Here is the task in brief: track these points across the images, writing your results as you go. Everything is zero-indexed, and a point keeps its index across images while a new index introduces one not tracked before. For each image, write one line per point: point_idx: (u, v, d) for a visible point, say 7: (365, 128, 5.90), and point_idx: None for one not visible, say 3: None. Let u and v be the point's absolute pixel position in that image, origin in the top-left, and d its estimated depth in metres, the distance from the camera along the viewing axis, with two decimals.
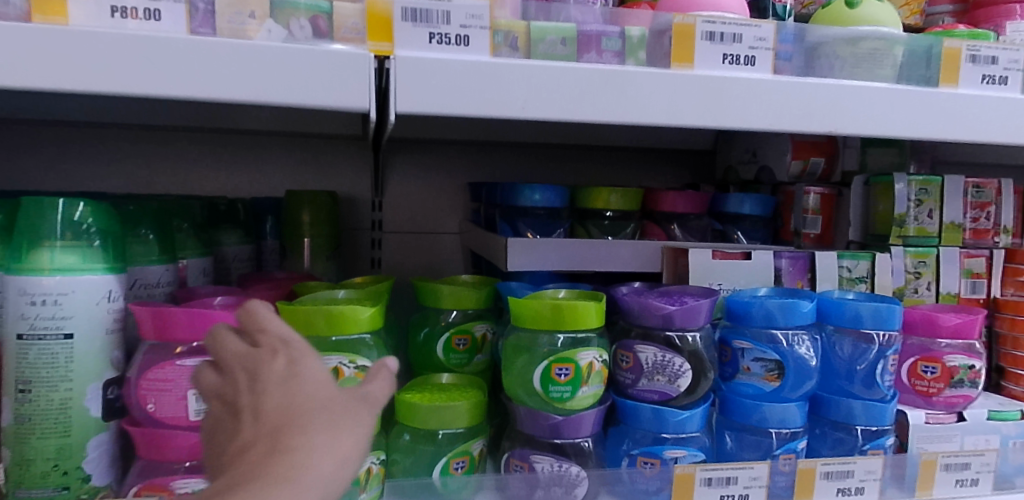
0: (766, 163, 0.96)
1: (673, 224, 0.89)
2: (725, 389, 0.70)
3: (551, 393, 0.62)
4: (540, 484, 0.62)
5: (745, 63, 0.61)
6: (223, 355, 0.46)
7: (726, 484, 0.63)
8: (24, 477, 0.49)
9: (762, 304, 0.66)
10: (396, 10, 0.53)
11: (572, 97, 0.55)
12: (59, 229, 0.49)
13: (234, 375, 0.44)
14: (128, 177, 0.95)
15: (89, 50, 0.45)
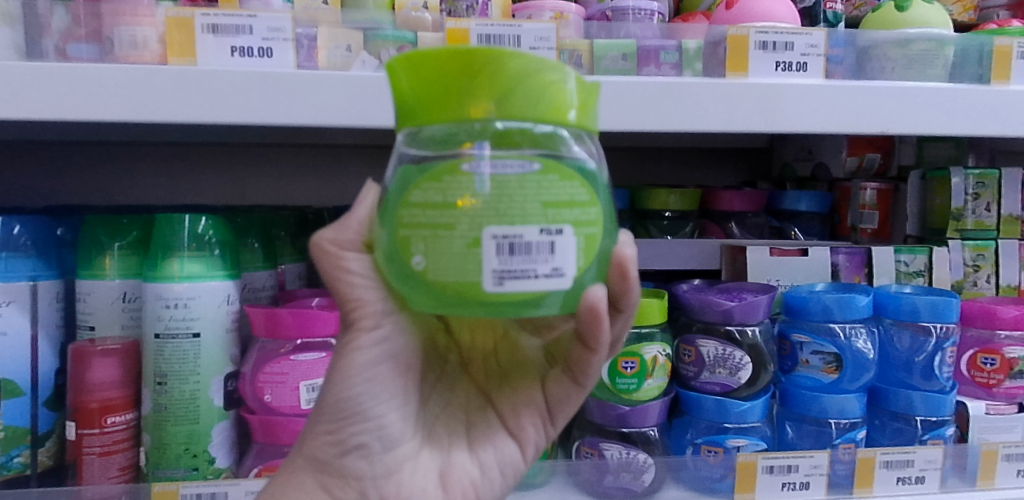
0: (822, 159, 0.98)
1: (730, 222, 0.91)
2: (786, 381, 0.72)
3: (618, 385, 0.66)
4: (609, 470, 0.67)
5: (797, 70, 0.64)
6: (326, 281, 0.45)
7: (787, 472, 0.66)
8: (162, 458, 0.54)
9: (819, 298, 0.69)
10: (473, 37, 0.58)
11: (637, 108, 0.59)
12: (186, 242, 0.55)
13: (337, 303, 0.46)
14: (211, 191, 0.97)
15: (214, 86, 0.51)
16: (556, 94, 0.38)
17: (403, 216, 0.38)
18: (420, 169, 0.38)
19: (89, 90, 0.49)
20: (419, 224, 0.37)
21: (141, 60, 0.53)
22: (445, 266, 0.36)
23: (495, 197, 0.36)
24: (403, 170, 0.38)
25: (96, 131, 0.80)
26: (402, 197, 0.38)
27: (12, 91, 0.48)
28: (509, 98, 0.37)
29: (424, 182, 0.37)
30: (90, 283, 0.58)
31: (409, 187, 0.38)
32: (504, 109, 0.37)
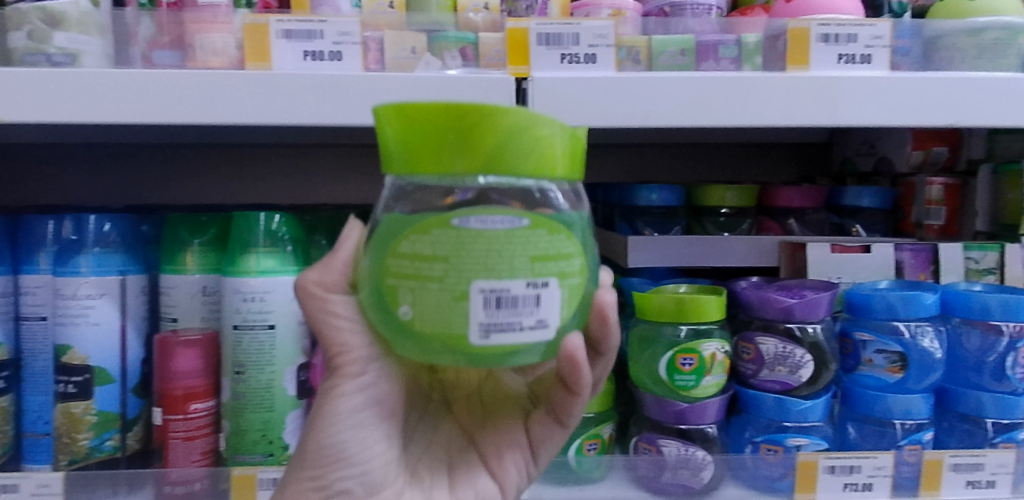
0: (884, 154, 0.95)
1: (790, 219, 0.90)
2: (848, 381, 0.71)
3: (676, 382, 0.66)
4: (667, 466, 0.66)
5: (861, 62, 0.63)
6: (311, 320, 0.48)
7: (849, 472, 0.65)
8: (240, 443, 0.57)
9: (884, 296, 0.67)
10: (532, 35, 0.59)
11: (697, 105, 0.58)
12: (261, 238, 0.58)
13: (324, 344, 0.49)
14: (278, 189, 0.98)
15: (287, 89, 0.53)
16: (545, 150, 0.40)
17: (391, 264, 0.40)
18: (406, 219, 0.40)
19: (172, 95, 0.52)
20: (406, 275, 0.40)
21: (220, 65, 0.56)
22: (432, 315, 0.39)
23: (484, 254, 0.39)
24: (392, 220, 0.41)
25: (171, 135, 0.84)
26: (391, 248, 0.40)
27: (104, 97, 0.51)
28: (499, 155, 0.39)
29: (414, 232, 0.40)
30: (172, 277, 0.61)
31: (398, 239, 0.40)
32: (493, 166, 0.39)
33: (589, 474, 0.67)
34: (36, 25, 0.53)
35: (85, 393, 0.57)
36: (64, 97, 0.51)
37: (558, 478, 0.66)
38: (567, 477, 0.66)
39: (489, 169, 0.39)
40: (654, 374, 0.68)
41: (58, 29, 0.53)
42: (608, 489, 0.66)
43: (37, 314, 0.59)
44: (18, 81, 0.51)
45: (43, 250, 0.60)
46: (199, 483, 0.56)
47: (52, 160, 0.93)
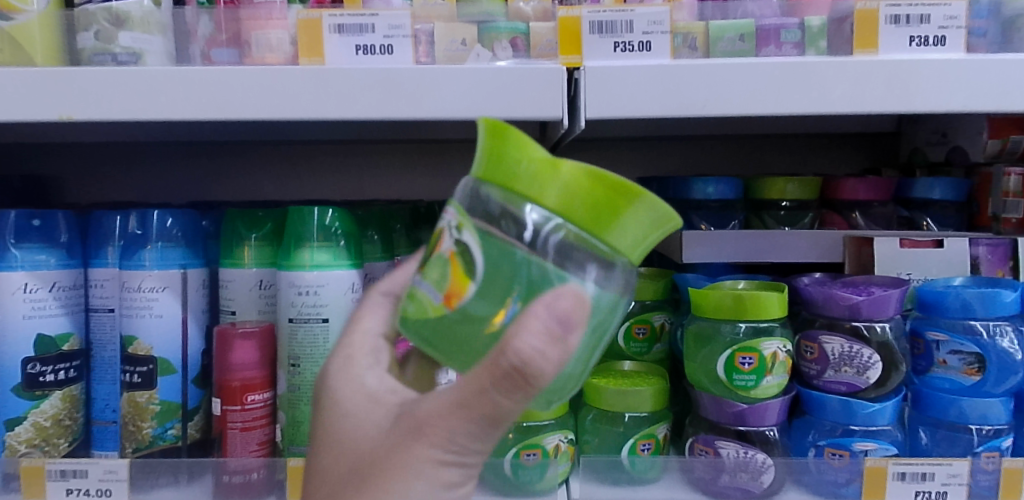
0: (958, 143, 0.89)
1: (855, 212, 0.85)
2: (919, 382, 0.67)
3: (735, 381, 0.64)
4: (725, 468, 0.63)
5: (935, 44, 0.59)
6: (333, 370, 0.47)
7: (921, 480, 0.61)
8: (296, 435, 0.59)
9: (959, 294, 0.63)
10: (585, 24, 0.58)
11: (756, 92, 0.56)
12: (314, 232, 0.59)
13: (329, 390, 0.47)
14: (330, 186, 0.99)
15: (340, 84, 0.54)
16: (638, 229, 0.42)
17: (438, 271, 0.42)
18: (467, 241, 0.41)
19: (229, 91, 0.53)
20: (497, 302, 0.41)
21: (276, 62, 0.57)
22: (461, 340, 0.42)
23: (516, 327, 0.39)
24: (486, 238, 0.41)
25: (230, 133, 0.86)
26: (483, 270, 0.41)
27: (164, 94, 0.53)
28: (596, 218, 0.41)
29: (471, 256, 0.41)
30: (230, 271, 0.63)
31: (455, 254, 0.42)
32: (585, 225, 0.41)
33: (643, 475, 0.65)
34: (103, 26, 0.55)
35: (149, 383, 0.59)
36: (127, 94, 0.52)
37: (610, 478, 0.65)
38: (621, 478, 0.65)
39: (581, 223, 0.41)
40: (713, 373, 0.65)
41: (123, 29, 0.55)
42: (662, 490, 0.65)
43: (105, 306, 0.62)
44: (85, 79, 0.53)
45: (111, 244, 0.62)
46: (256, 473, 0.58)
47: (120, 159, 0.97)
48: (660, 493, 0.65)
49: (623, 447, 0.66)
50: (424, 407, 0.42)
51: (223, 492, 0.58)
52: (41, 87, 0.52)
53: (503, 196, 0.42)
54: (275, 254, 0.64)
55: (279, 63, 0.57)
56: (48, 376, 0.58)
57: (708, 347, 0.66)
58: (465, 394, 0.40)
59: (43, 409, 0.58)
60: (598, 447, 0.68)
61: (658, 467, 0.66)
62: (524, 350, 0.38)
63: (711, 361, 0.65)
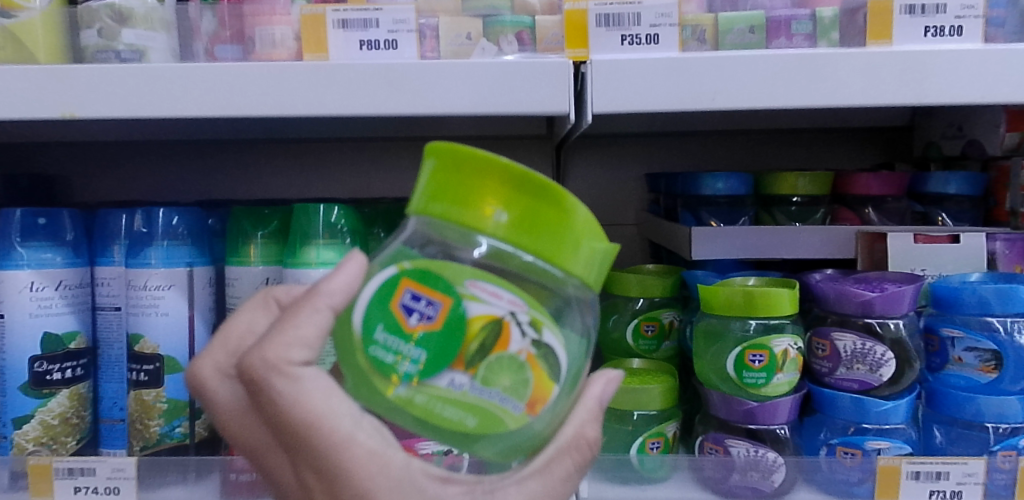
0: (974, 137, 0.87)
1: (868, 207, 0.84)
2: (934, 380, 0.66)
3: (745, 379, 0.63)
4: (736, 467, 0.63)
5: (950, 35, 0.58)
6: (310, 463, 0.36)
7: (936, 479, 0.60)
8: None
9: (976, 290, 0.62)
10: (591, 17, 0.57)
11: (766, 84, 0.55)
12: (320, 230, 0.59)
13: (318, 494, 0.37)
14: (337, 183, 0.99)
15: (345, 79, 0.53)
16: (592, 252, 0.39)
17: (506, 375, 0.38)
18: (552, 343, 0.39)
19: (234, 87, 0.53)
20: (510, 373, 0.38)
21: (280, 58, 0.57)
22: (516, 435, 0.39)
23: (589, 415, 0.43)
24: (484, 306, 0.38)
25: (236, 130, 0.85)
26: (487, 340, 0.38)
27: (167, 89, 0.52)
28: (552, 247, 0.38)
29: (555, 358, 0.39)
30: (236, 269, 0.62)
31: (532, 356, 0.39)
32: (544, 254, 0.38)
33: (652, 474, 0.64)
34: (105, 23, 0.55)
35: (156, 381, 0.59)
36: (129, 91, 0.52)
37: (619, 478, 0.64)
38: (629, 477, 0.64)
39: (544, 252, 0.38)
40: (723, 371, 0.65)
41: (126, 26, 0.55)
42: (672, 489, 0.64)
43: (111, 305, 0.62)
44: (88, 77, 0.52)
45: (117, 242, 0.62)
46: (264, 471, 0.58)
47: (127, 157, 0.97)
48: (670, 491, 0.64)
49: (632, 446, 0.66)
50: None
51: (231, 491, 0.58)
52: (43, 86, 0.52)
53: (455, 234, 0.39)
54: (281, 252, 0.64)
55: (283, 59, 0.56)
56: (55, 374, 0.58)
57: (717, 344, 0.65)
58: (549, 483, 0.41)
59: (51, 407, 0.58)
60: (606, 445, 0.67)
61: (668, 465, 0.65)
62: (597, 435, 0.43)
63: (721, 359, 0.65)
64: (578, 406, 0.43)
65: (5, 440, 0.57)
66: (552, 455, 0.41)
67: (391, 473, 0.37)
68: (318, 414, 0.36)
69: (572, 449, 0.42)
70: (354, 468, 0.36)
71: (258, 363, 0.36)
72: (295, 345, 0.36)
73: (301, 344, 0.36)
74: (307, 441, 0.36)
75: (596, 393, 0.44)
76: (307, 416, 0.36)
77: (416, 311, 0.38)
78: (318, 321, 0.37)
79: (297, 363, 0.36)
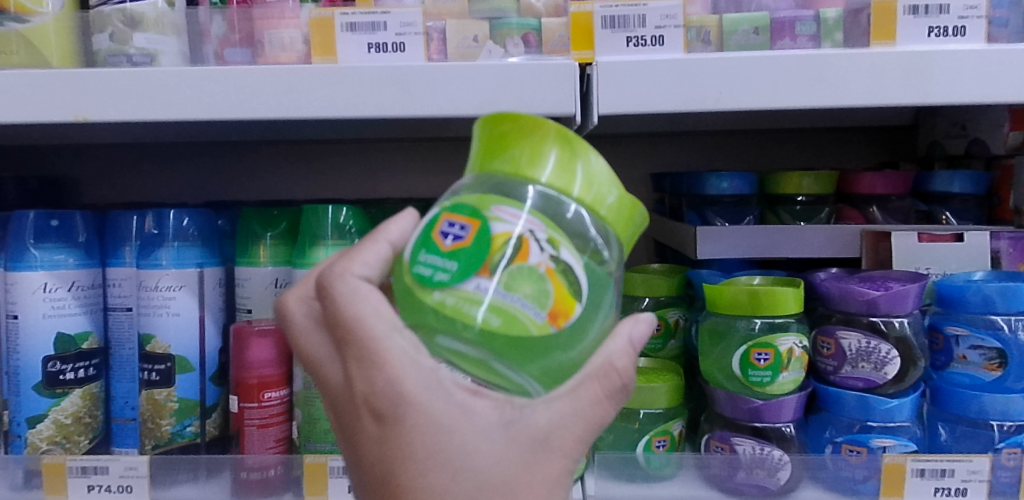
0: (978, 135, 0.88)
1: (872, 206, 0.85)
2: (938, 378, 0.66)
3: (751, 377, 0.64)
4: (742, 465, 0.63)
5: (954, 35, 0.58)
6: (353, 358, 0.39)
7: (941, 476, 0.61)
8: (313, 431, 0.59)
9: (979, 289, 0.62)
10: (596, 19, 0.57)
11: (771, 85, 0.55)
12: (329, 230, 0.60)
13: (358, 394, 0.40)
14: (344, 184, 1.00)
15: (353, 82, 0.54)
16: (624, 213, 0.43)
17: (528, 282, 0.39)
18: (571, 261, 0.40)
19: (244, 90, 0.53)
20: (533, 280, 0.39)
21: (289, 60, 0.57)
22: (540, 346, 0.39)
23: (620, 347, 0.42)
24: (512, 219, 0.40)
25: (244, 132, 0.86)
26: (513, 249, 0.39)
27: (177, 92, 0.53)
28: (582, 186, 0.41)
29: (575, 275, 0.40)
30: (246, 270, 0.63)
31: (553, 268, 0.39)
32: (574, 191, 0.41)
33: (659, 471, 0.64)
34: (117, 27, 0.56)
35: (167, 380, 0.60)
36: (141, 95, 0.53)
37: (625, 475, 0.64)
38: (635, 474, 0.64)
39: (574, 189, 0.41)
40: (728, 369, 0.65)
41: (138, 30, 0.56)
42: (678, 487, 0.64)
43: (122, 306, 0.63)
44: (99, 80, 0.53)
45: (128, 244, 0.63)
46: (273, 469, 0.58)
47: (136, 159, 0.98)
48: (676, 490, 0.64)
49: (638, 444, 0.66)
50: (544, 416, 0.40)
51: (242, 489, 0.58)
52: (56, 90, 0.53)
53: (493, 173, 0.42)
54: (290, 252, 0.64)
55: (292, 62, 0.57)
56: (68, 374, 0.59)
57: (722, 342, 0.65)
58: (580, 406, 0.40)
59: (64, 406, 0.59)
60: (613, 443, 0.68)
61: (674, 462, 0.65)
62: (627, 366, 0.42)
63: (727, 357, 0.65)
64: (609, 340, 0.42)
65: (20, 438, 0.58)
66: (580, 379, 0.41)
67: (423, 371, 0.39)
68: (364, 312, 0.40)
69: (602, 375, 0.41)
70: (390, 361, 0.39)
71: (325, 274, 0.42)
72: (358, 262, 0.42)
73: (362, 262, 0.42)
74: (352, 335, 0.39)
75: (627, 331, 0.43)
76: (354, 312, 0.40)
77: (450, 231, 0.40)
78: (377, 251, 0.43)
79: (357, 275, 0.41)
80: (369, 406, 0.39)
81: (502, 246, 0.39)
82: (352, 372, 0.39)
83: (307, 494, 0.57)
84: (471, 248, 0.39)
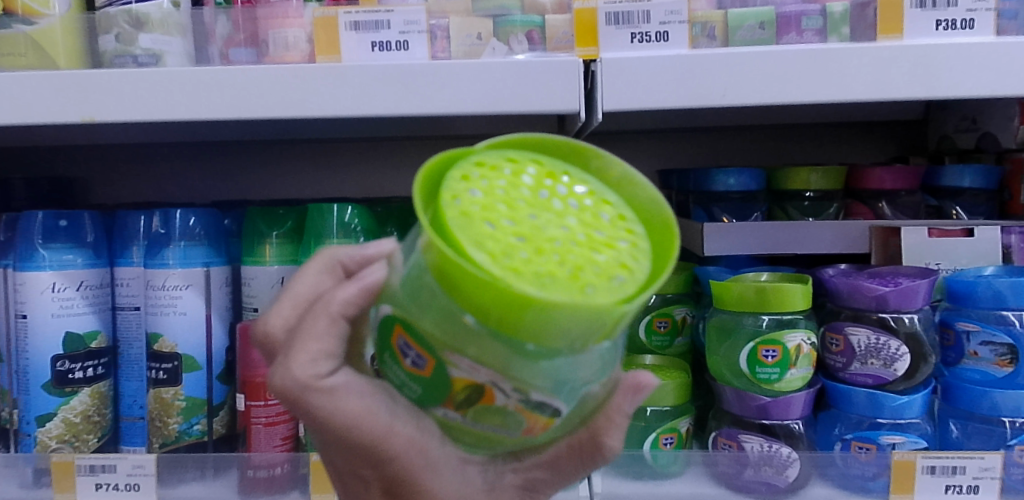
0: (989, 129, 0.86)
1: (881, 202, 0.84)
2: (949, 375, 0.65)
3: (758, 375, 0.63)
4: (750, 462, 0.63)
5: (962, 28, 0.58)
6: (359, 452, 0.37)
7: (951, 473, 0.60)
8: None
9: (990, 283, 0.61)
10: (601, 15, 0.57)
11: (776, 79, 0.55)
12: (335, 229, 0.60)
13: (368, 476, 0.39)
14: (350, 183, 1.00)
15: (356, 80, 0.54)
16: (602, 318, 0.30)
17: (496, 422, 0.33)
18: (544, 398, 0.33)
19: (248, 90, 0.53)
20: (497, 420, 0.33)
21: (293, 60, 0.57)
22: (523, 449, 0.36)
23: (606, 424, 0.40)
24: (461, 362, 0.32)
25: (249, 131, 0.86)
26: (470, 393, 0.33)
27: (184, 93, 0.53)
28: (537, 319, 0.30)
29: (552, 404, 0.33)
30: (252, 269, 0.63)
31: (524, 408, 0.33)
32: (529, 325, 0.30)
33: (665, 469, 0.65)
34: (122, 28, 0.56)
35: (174, 380, 0.60)
36: (148, 95, 0.53)
37: (632, 472, 0.65)
38: (643, 472, 0.65)
39: (530, 324, 0.30)
40: (736, 367, 0.65)
41: (143, 31, 0.56)
42: (685, 485, 0.64)
43: (130, 305, 0.63)
44: (106, 81, 0.53)
45: (135, 243, 0.63)
46: (280, 467, 0.59)
47: (145, 159, 0.98)
48: (682, 487, 0.64)
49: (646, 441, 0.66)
50: (520, 480, 0.41)
51: (249, 486, 0.59)
52: (64, 91, 0.53)
53: (439, 287, 0.32)
54: (296, 251, 0.64)
55: (294, 62, 0.57)
56: (77, 373, 0.60)
57: (729, 339, 0.65)
58: (557, 474, 0.41)
59: (73, 405, 0.59)
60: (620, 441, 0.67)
61: (681, 460, 0.65)
62: (616, 443, 0.41)
63: (734, 354, 0.65)
64: (597, 416, 0.40)
65: (29, 437, 0.59)
66: (560, 452, 0.41)
67: (434, 460, 0.37)
68: (358, 416, 0.36)
69: (583, 448, 0.40)
70: (400, 454, 0.36)
71: (287, 381, 0.36)
72: (320, 357, 0.36)
73: (325, 356, 0.36)
74: (352, 437, 0.36)
75: (617, 403, 0.40)
76: (346, 420, 0.36)
77: (409, 356, 0.33)
78: (338, 331, 0.37)
79: (326, 375, 0.36)
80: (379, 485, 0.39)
81: (455, 392, 0.33)
82: (359, 460, 0.38)
83: (314, 493, 0.57)
84: (428, 385, 0.34)
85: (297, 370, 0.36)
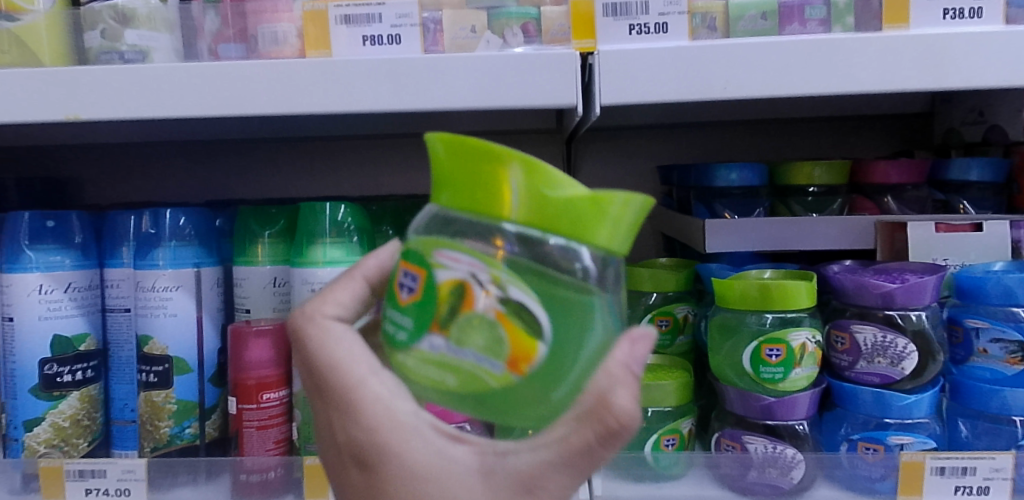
0: (997, 121, 0.86)
1: (886, 197, 0.82)
2: (958, 373, 0.64)
3: (762, 374, 0.62)
4: (754, 464, 0.61)
5: (971, 16, 0.56)
6: (337, 412, 0.42)
7: (961, 474, 0.58)
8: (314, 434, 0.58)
9: (1000, 280, 0.60)
10: (598, 7, 0.56)
11: (778, 70, 0.53)
12: (327, 228, 0.59)
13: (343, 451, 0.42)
14: (347, 182, 0.99)
15: (347, 76, 0.53)
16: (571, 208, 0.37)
17: (477, 331, 0.37)
18: (522, 300, 0.37)
19: (238, 86, 0.52)
20: (479, 327, 0.37)
21: (282, 55, 0.56)
22: (507, 393, 0.37)
23: (609, 381, 0.37)
24: (450, 264, 0.37)
25: (242, 129, 0.85)
26: (455, 298, 0.37)
27: (171, 90, 0.52)
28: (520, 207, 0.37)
29: (527, 314, 0.37)
30: (244, 269, 0.62)
31: (502, 314, 0.37)
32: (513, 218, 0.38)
33: (666, 471, 0.63)
34: (108, 24, 0.55)
35: (165, 382, 0.59)
36: (135, 93, 0.52)
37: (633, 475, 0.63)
38: (644, 474, 0.63)
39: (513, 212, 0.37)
40: (739, 366, 0.63)
41: (130, 27, 0.55)
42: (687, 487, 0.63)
43: (121, 306, 0.62)
44: (91, 79, 0.52)
45: (125, 244, 0.63)
46: (273, 471, 0.58)
47: (141, 159, 0.97)
48: (684, 490, 0.62)
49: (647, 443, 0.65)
50: (526, 460, 0.39)
51: (242, 491, 0.57)
52: (49, 89, 0.52)
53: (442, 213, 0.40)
54: (289, 251, 0.63)
55: (282, 56, 0.56)
56: (65, 376, 0.58)
57: (731, 338, 0.64)
58: (567, 455, 0.38)
59: (62, 409, 0.58)
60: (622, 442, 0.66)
61: (682, 463, 0.63)
62: (627, 410, 0.37)
63: (737, 354, 0.63)
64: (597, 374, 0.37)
65: (18, 442, 0.58)
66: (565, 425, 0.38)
67: (399, 414, 0.40)
68: (339, 359, 0.42)
69: (591, 418, 0.37)
70: (368, 406, 0.40)
71: (300, 319, 0.45)
72: (333, 304, 0.45)
73: (334, 302, 0.45)
74: (330, 383, 0.42)
75: (620, 358, 0.37)
76: (330, 359, 0.42)
77: (406, 280, 0.39)
78: (355, 287, 0.46)
79: (330, 318, 0.44)
80: (351, 458, 0.41)
81: (443, 298, 0.37)
82: (337, 425, 0.42)
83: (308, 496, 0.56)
84: (419, 303, 0.38)
85: (309, 309, 0.44)
